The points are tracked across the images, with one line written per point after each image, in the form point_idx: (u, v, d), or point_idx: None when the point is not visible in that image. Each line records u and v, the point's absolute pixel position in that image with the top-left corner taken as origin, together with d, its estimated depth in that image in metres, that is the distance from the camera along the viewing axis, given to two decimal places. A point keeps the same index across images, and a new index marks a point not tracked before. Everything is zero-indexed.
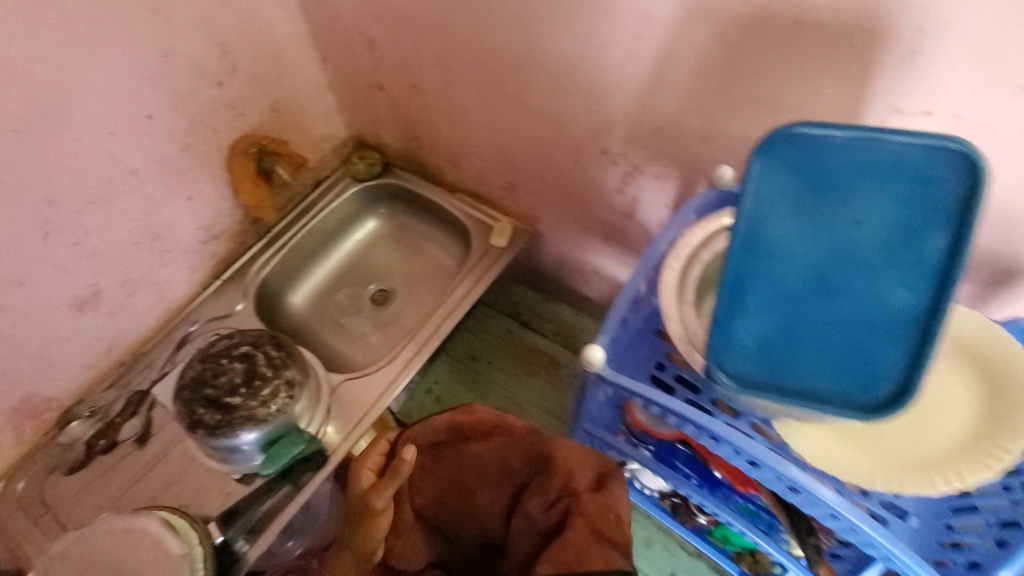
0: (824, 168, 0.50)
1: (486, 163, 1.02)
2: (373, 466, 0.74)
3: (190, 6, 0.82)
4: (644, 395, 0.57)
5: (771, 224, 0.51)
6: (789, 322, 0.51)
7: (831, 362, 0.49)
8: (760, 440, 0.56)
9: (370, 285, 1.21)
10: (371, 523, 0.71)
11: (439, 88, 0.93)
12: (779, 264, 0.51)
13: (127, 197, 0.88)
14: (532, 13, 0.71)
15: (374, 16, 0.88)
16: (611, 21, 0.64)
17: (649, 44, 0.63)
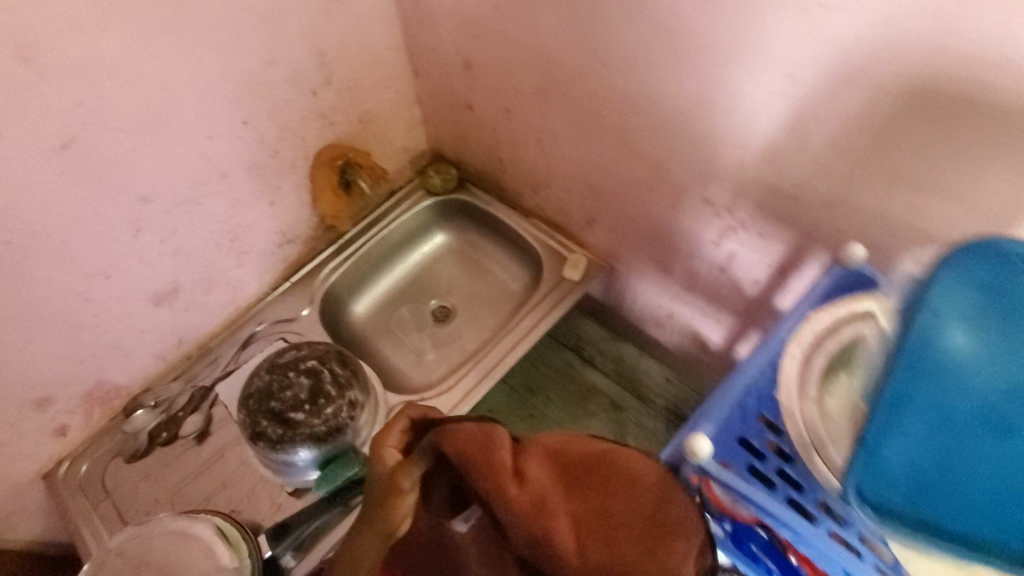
0: (1012, 293, 0.47)
1: (569, 194, 0.98)
2: (394, 446, 0.58)
3: (297, 16, 0.82)
4: (737, 488, 0.51)
5: (943, 343, 0.47)
6: (954, 456, 0.45)
7: (1004, 511, 0.42)
8: (869, 562, 0.47)
9: (432, 301, 1.19)
10: (390, 507, 0.53)
11: (532, 116, 0.90)
12: (948, 389, 0.47)
13: (215, 199, 0.88)
14: (652, 55, 0.67)
15: (476, 38, 0.86)
16: (744, 74, 0.60)
17: (784, 103, 0.59)
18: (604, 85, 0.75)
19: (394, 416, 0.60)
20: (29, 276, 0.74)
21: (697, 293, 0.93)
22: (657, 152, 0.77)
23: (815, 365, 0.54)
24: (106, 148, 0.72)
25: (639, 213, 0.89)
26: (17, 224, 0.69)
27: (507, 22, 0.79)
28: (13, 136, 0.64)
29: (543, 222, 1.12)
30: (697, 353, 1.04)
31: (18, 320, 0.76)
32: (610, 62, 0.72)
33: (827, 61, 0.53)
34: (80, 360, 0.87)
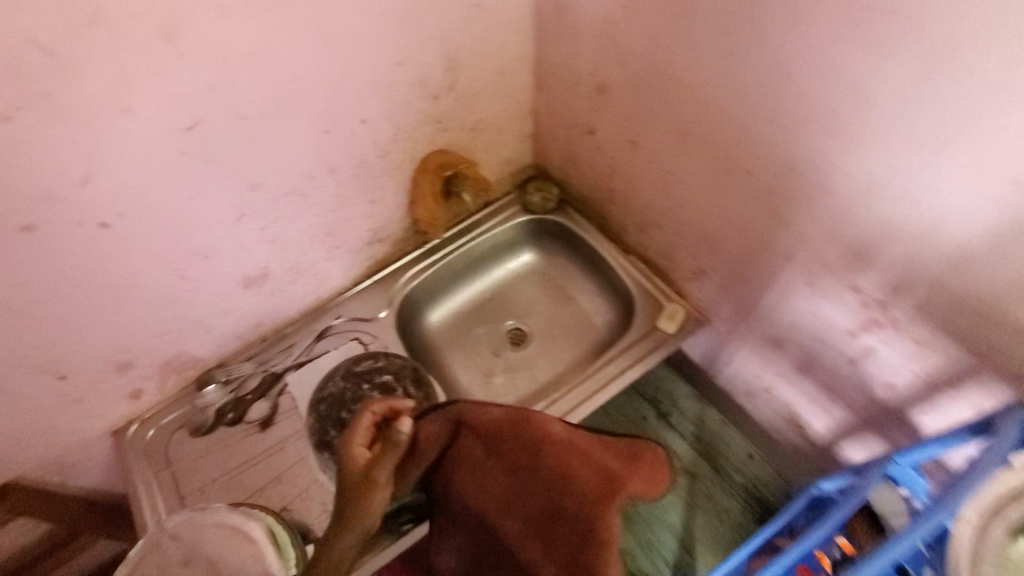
0: None
1: (681, 241, 0.91)
2: (363, 444, 0.63)
3: (435, 18, 0.78)
4: None
5: None
6: None
7: None
8: None
9: (509, 322, 1.14)
10: (367, 501, 0.58)
11: (661, 155, 0.82)
12: None
13: (319, 192, 0.86)
14: (832, 121, 0.58)
15: (617, 65, 0.79)
16: (951, 167, 0.51)
17: (998, 210, 0.50)
18: (761, 143, 0.67)
19: (357, 413, 0.64)
20: (136, 248, 0.74)
21: (810, 376, 0.84)
22: (803, 225, 0.69)
23: (994, 536, 0.49)
24: (228, 133, 0.70)
25: (762, 280, 0.81)
26: (133, 199, 0.69)
27: (658, 55, 0.72)
28: (145, 114, 0.63)
29: (643, 262, 1.04)
30: (791, 435, 0.95)
31: (118, 288, 0.76)
32: (774, 119, 0.64)
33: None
34: (165, 330, 0.87)
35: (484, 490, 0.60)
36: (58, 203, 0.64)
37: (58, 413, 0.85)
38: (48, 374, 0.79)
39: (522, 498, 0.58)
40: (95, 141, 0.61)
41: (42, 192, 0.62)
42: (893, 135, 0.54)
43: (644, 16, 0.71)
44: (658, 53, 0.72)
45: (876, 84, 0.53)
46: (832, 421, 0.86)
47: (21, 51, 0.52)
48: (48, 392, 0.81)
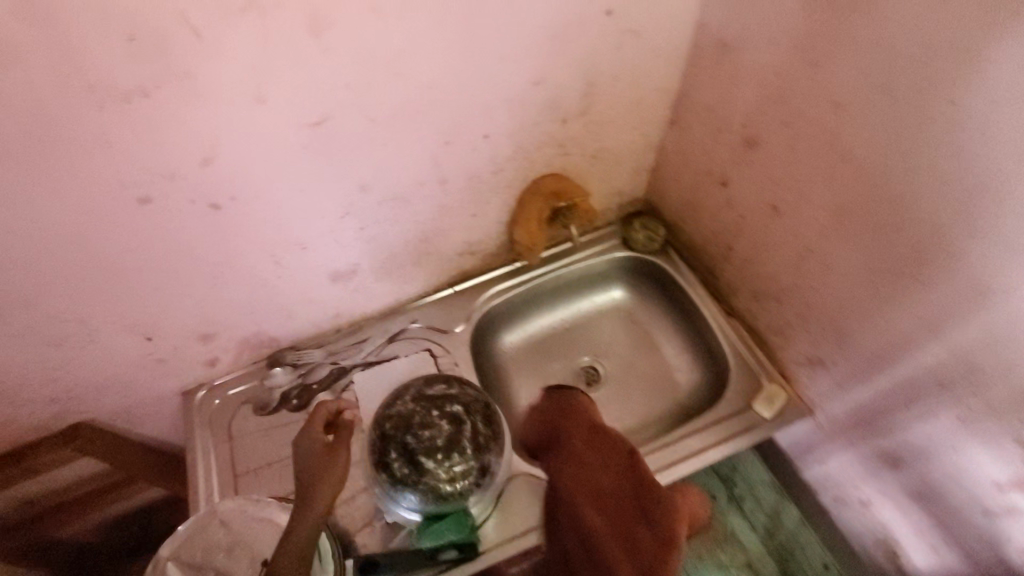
0: None
1: (802, 324, 0.81)
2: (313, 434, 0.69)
3: (586, 41, 0.71)
4: None
5: None
6: None
7: None
8: None
9: (584, 359, 1.07)
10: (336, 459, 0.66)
11: (804, 231, 0.73)
12: None
13: (424, 200, 0.82)
14: None
15: (778, 123, 0.69)
16: None
17: None
18: (931, 252, 0.58)
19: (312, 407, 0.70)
20: (240, 231, 0.73)
21: (928, 512, 0.73)
22: (978, 355, 0.58)
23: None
24: (351, 132, 0.67)
25: (895, 394, 0.70)
26: (247, 185, 0.67)
27: (835, 125, 0.63)
28: (277, 105, 0.60)
29: (746, 331, 0.95)
30: (884, 561, 0.84)
31: (216, 265, 0.76)
32: (971, 231, 0.54)
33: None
34: (249, 309, 0.86)
35: (584, 480, 0.74)
36: (177, 180, 0.62)
37: (139, 368, 0.86)
38: (135, 333, 0.80)
39: (608, 496, 0.72)
40: (224, 125, 0.59)
41: (165, 168, 0.61)
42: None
43: (829, 78, 0.61)
44: (836, 123, 0.62)
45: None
46: (940, 565, 0.75)
47: (172, 30, 0.50)
48: (133, 350, 0.82)
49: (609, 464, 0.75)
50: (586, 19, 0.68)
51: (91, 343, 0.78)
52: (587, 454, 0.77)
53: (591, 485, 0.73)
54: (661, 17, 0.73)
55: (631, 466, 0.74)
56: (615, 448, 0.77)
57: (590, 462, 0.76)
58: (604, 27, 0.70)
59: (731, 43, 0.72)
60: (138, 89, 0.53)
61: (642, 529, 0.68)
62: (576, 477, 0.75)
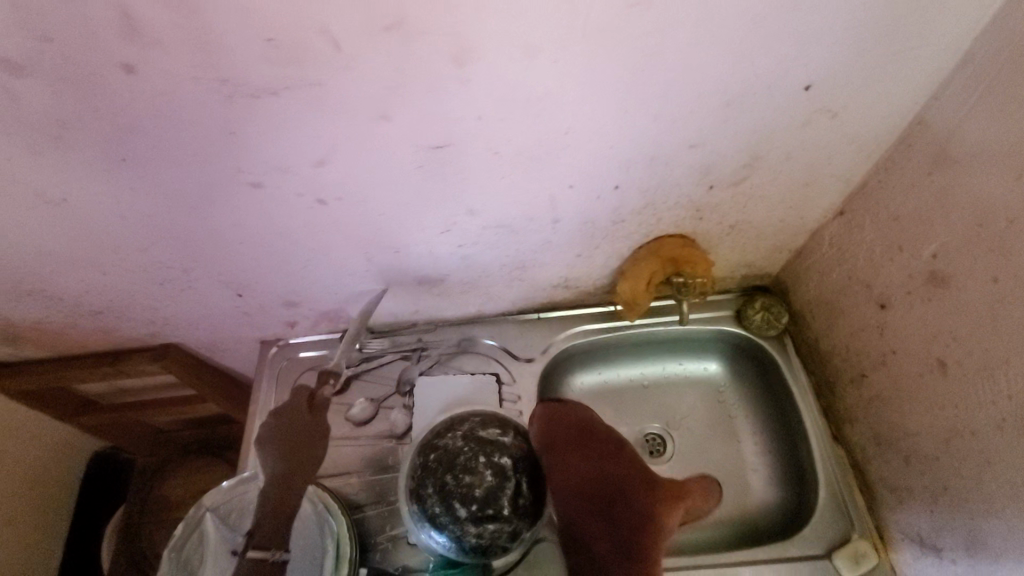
0: None
1: (928, 499, 0.67)
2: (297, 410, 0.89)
3: (767, 115, 0.59)
4: None
5: None
6: None
7: None
8: None
9: (653, 424, 0.96)
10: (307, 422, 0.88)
11: (976, 410, 0.59)
12: None
13: (531, 234, 0.76)
14: None
15: (987, 276, 0.55)
16: None
17: None
18: None
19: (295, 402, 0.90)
20: (341, 226, 0.70)
21: None
22: None
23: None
24: (470, 161, 0.61)
25: None
26: (355, 189, 0.64)
27: None
28: (402, 124, 0.56)
29: (850, 466, 0.82)
30: None
31: (311, 249, 0.75)
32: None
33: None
34: (336, 291, 0.86)
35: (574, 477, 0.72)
36: (289, 173, 0.61)
37: (225, 316, 0.89)
38: (230, 290, 0.82)
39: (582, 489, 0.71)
40: (345, 134, 0.56)
41: (282, 163, 0.59)
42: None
43: None
44: None
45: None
46: None
47: (311, 39, 0.46)
48: (224, 302, 0.85)
49: (592, 456, 0.74)
50: (776, 92, 0.56)
51: (190, 290, 0.80)
52: (564, 448, 0.75)
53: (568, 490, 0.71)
54: (872, 102, 0.59)
55: (612, 456, 0.74)
56: (597, 437, 0.76)
57: (566, 461, 0.74)
58: (797, 101, 0.58)
59: (957, 157, 0.57)
60: (267, 88, 0.50)
61: (625, 520, 0.67)
62: (570, 475, 0.73)
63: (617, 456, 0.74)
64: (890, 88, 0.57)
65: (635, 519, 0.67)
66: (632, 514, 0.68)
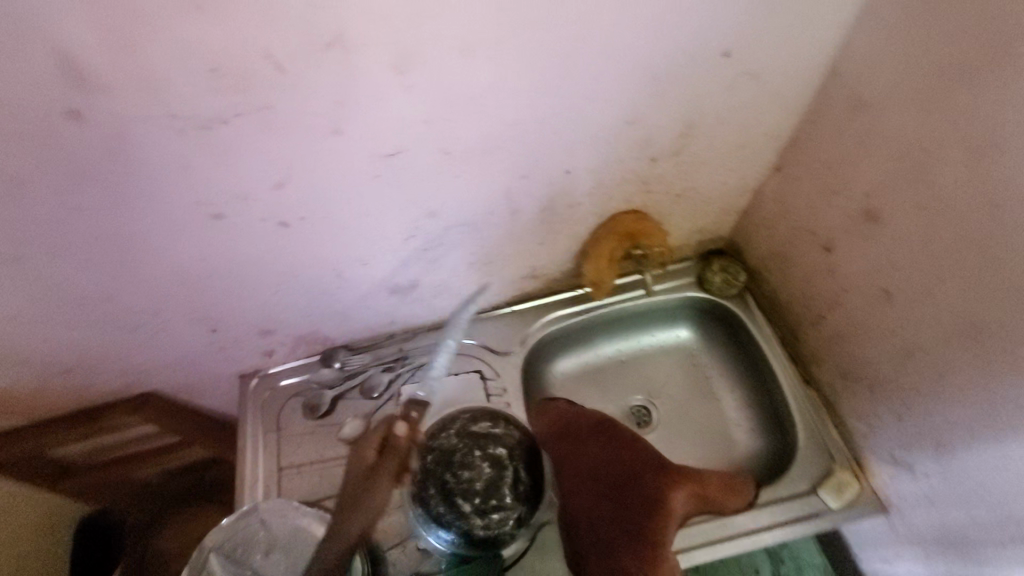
0: None
1: (894, 420, 0.72)
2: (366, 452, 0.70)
3: (693, 84, 0.63)
4: None
5: None
6: None
7: None
8: None
9: (637, 396, 1.00)
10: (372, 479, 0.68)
11: (922, 329, 0.63)
12: None
13: (493, 228, 0.78)
14: None
15: (913, 204, 0.60)
16: None
17: None
18: None
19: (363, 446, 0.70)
20: (307, 245, 0.71)
21: None
22: None
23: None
24: (424, 163, 0.63)
25: (998, 526, 0.61)
26: (316, 206, 0.65)
27: (982, 224, 0.53)
28: (354, 136, 0.57)
29: (822, 403, 0.86)
30: None
31: (279, 273, 0.75)
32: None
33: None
34: (310, 313, 0.87)
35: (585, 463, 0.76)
36: (248, 200, 0.62)
37: (201, 354, 0.88)
38: (202, 326, 0.81)
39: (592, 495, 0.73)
40: (300, 153, 0.58)
41: (240, 189, 0.60)
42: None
43: (990, 169, 0.51)
44: (980, 219, 0.53)
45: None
46: None
47: (254, 63, 0.48)
48: (199, 339, 0.84)
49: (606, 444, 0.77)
50: (699, 61, 0.61)
51: (161, 332, 0.80)
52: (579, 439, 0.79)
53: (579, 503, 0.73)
54: (785, 60, 0.64)
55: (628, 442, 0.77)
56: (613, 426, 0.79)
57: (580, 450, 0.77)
58: (719, 68, 0.62)
59: (869, 101, 0.62)
60: (217, 117, 0.52)
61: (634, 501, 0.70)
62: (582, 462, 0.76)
63: (634, 442, 0.77)
64: (799, 45, 0.62)
65: (645, 503, 0.70)
66: (643, 497, 0.70)
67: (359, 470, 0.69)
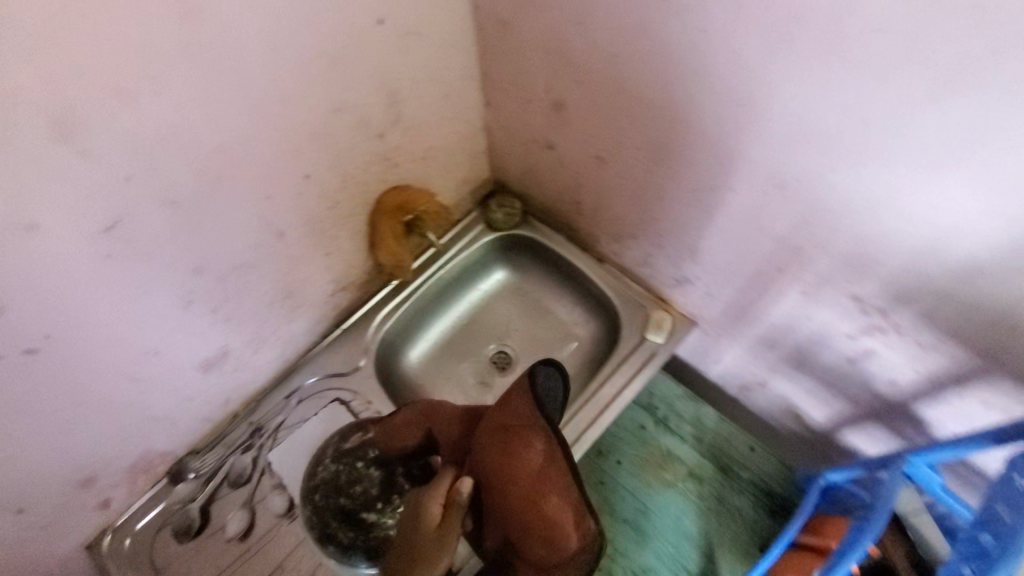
0: None
1: (660, 250, 0.87)
2: (435, 506, 0.72)
3: (369, 56, 0.70)
4: None
5: None
6: None
7: None
8: None
9: (490, 346, 1.10)
10: (437, 557, 0.68)
11: (632, 172, 0.78)
12: None
13: (270, 259, 0.78)
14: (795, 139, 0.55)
15: (574, 80, 0.73)
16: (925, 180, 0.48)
17: (981, 230, 0.47)
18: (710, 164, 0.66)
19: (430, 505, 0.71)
20: (76, 364, 0.65)
21: (806, 373, 0.81)
22: (797, 241, 0.64)
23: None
24: (154, 223, 0.61)
25: (749, 287, 0.77)
26: (60, 316, 0.60)
27: (615, 72, 0.66)
28: (56, 226, 0.54)
29: (619, 271, 1.01)
30: (798, 430, 0.92)
31: (62, 412, 0.67)
32: (749, 124, 0.58)
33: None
34: (127, 436, 0.78)
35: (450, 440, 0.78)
36: None
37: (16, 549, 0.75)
38: (5, 513, 0.68)
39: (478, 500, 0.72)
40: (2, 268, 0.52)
41: None
42: (957, 80, 0.41)
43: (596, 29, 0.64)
44: (612, 68, 0.66)
45: (905, 41, 0.42)
46: (832, 413, 0.84)
47: None
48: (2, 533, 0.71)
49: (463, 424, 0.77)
50: (361, 34, 0.67)
51: None
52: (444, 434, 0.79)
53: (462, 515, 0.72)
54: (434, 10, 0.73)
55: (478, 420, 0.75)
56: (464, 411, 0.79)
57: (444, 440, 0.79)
58: (382, 35, 0.69)
59: (508, 18, 0.74)
60: None
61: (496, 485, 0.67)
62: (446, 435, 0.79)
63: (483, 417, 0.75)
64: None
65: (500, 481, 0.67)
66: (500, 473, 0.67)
67: (426, 530, 0.71)
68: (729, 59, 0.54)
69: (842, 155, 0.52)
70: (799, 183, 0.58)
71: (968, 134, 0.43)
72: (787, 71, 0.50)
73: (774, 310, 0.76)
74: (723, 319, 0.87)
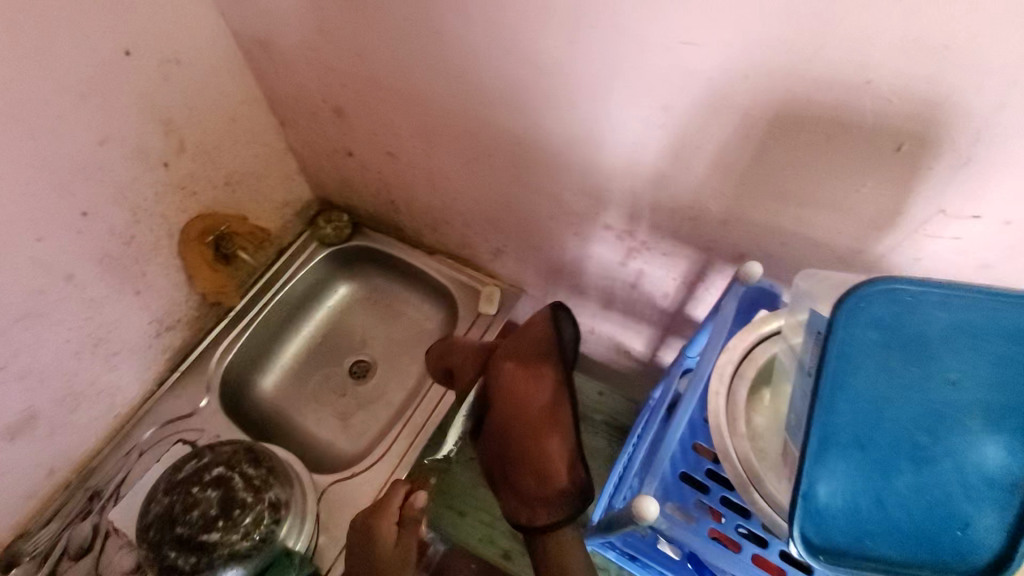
0: (914, 333, 0.42)
1: (465, 225, 0.95)
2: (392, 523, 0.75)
3: (127, 86, 0.72)
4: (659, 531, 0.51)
5: (860, 384, 0.42)
6: (859, 486, 0.42)
7: (903, 522, 0.42)
8: (753, 545, 0.53)
9: (347, 358, 1.12)
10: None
11: (418, 158, 0.85)
12: (874, 428, 0.42)
13: (63, 304, 0.75)
14: (513, 96, 0.64)
15: (340, 85, 0.79)
16: (602, 107, 0.58)
17: (654, 141, 0.58)
18: (466, 132, 0.74)
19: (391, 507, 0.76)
20: None
21: (614, 310, 0.92)
22: (553, 188, 0.74)
23: (742, 397, 0.53)
24: None
25: (543, 242, 0.86)
26: None
27: (368, 70, 0.74)
28: None
29: (451, 258, 1.08)
30: (629, 364, 1.04)
31: None
32: (477, 93, 0.67)
33: (727, 52, 0.47)
34: None
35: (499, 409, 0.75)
36: None
37: None
38: None
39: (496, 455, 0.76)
40: None
41: None
42: (580, 23, 0.52)
43: (336, 35, 0.71)
44: (363, 67, 0.74)
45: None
46: (646, 340, 0.94)
47: None
48: None
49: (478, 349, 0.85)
50: (107, 65, 0.69)
51: None
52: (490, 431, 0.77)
53: (527, 363, 0.76)
54: (189, 39, 0.77)
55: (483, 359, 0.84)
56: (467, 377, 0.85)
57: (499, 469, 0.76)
58: (133, 66, 0.72)
59: (265, 39, 0.79)
60: None
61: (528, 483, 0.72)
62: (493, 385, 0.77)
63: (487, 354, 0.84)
64: (189, 23, 0.76)
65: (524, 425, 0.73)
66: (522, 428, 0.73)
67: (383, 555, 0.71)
68: (440, 38, 0.63)
69: (541, 104, 0.63)
70: (525, 132, 0.68)
71: (601, 67, 0.54)
72: (483, 39, 0.60)
73: (566, 255, 0.86)
74: (538, 278, 0.97)
